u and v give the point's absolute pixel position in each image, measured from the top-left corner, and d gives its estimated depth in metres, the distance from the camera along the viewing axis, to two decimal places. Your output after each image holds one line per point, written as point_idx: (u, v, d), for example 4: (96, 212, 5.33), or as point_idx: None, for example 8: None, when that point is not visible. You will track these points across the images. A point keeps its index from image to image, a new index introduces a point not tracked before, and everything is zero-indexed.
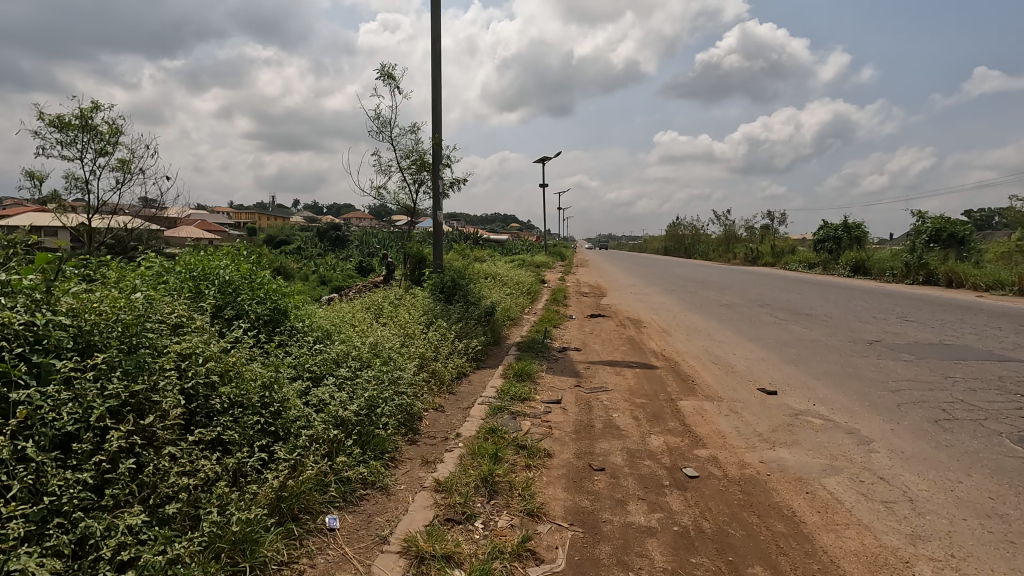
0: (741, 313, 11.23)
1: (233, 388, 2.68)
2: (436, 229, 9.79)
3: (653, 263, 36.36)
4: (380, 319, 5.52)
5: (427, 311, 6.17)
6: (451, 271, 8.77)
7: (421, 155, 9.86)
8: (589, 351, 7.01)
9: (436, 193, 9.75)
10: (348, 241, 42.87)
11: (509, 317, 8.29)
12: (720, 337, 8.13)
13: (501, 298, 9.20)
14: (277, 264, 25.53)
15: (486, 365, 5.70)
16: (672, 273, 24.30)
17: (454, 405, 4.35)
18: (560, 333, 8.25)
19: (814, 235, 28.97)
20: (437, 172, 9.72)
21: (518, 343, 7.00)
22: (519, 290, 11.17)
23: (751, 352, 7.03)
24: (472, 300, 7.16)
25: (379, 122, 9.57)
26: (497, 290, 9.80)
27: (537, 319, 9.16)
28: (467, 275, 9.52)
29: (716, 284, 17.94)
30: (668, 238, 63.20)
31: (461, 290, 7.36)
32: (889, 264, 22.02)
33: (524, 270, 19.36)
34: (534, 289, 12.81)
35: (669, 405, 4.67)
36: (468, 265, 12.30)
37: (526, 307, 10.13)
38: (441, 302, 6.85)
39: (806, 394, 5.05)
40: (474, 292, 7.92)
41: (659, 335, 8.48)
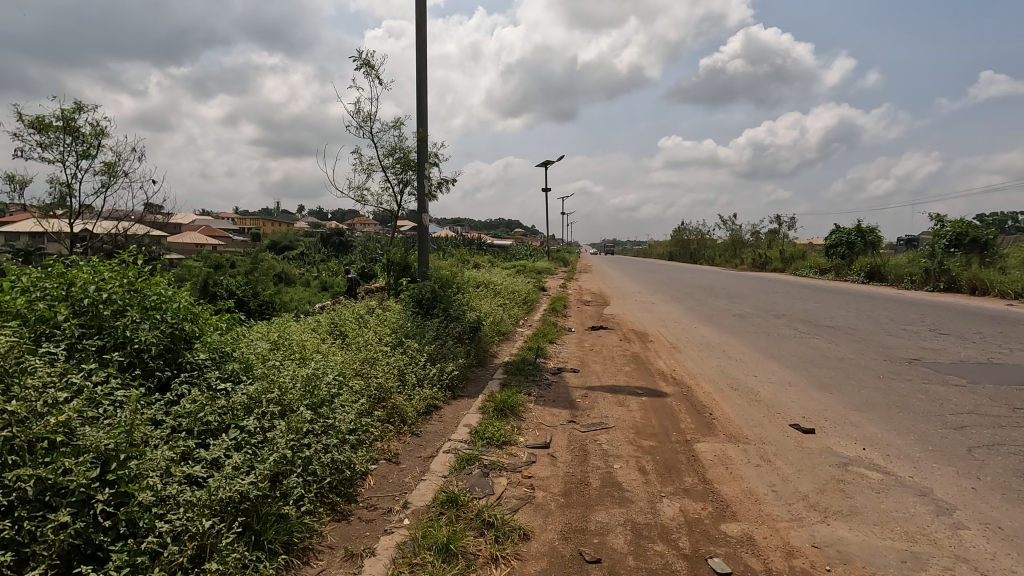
0: (757, 325, 10.29)
1: (44, 466, 1.84)
2: (422, 234, 8.93)
3: (658, 268, 35.43)
4: (337, 342, 4.66)
5: (397, 330, 5.31)
6: (436, 279, 7.90)
7: (405, 152, 9.02)
8: (587, 372, 6.10)
9: (421, 194, 8.90)
10: (350, 247, 42.21)
11: (498, 332, 7.40)
12: (737, 354, 7.21)
13: (492, 310, 8.31)
14: (277, 269, 24.80)
15: (463, 394, 4.81)
16: (679, 279, 23.37)
17: (411, 454, 3.46)
18: (556, 349, 7.34)
19: (826, 240, 27.99)
20: (422, 171, 8.86)
21: (506, 363, 6.10)
22: (514, 300, 10.26)
23: (774, 374, 6.10)
24: (454, 313, 6.28)
25: (359, 117, 8.76)
26: (488, 301, 8.90)
27: (532, 333, 8.26)
28: (455, 284, 8.64)
29: (726, 292, 16.98)
30: (673, 243, 62.27)
31: (443, 302, 6.48)
32: (907, 270, 21.06)
33: (524, 277, 18.50)
34: (531, 298, 11.89)
35: (684, 451, 3.75)
36: (460, 273, 11.42)
37: (521, 319, 9.23)
38: (417, 317, 5.98)
39: (851, 434, 4.11)
40: (459, 304, 7.04)
41: (667, 352, 7.56)
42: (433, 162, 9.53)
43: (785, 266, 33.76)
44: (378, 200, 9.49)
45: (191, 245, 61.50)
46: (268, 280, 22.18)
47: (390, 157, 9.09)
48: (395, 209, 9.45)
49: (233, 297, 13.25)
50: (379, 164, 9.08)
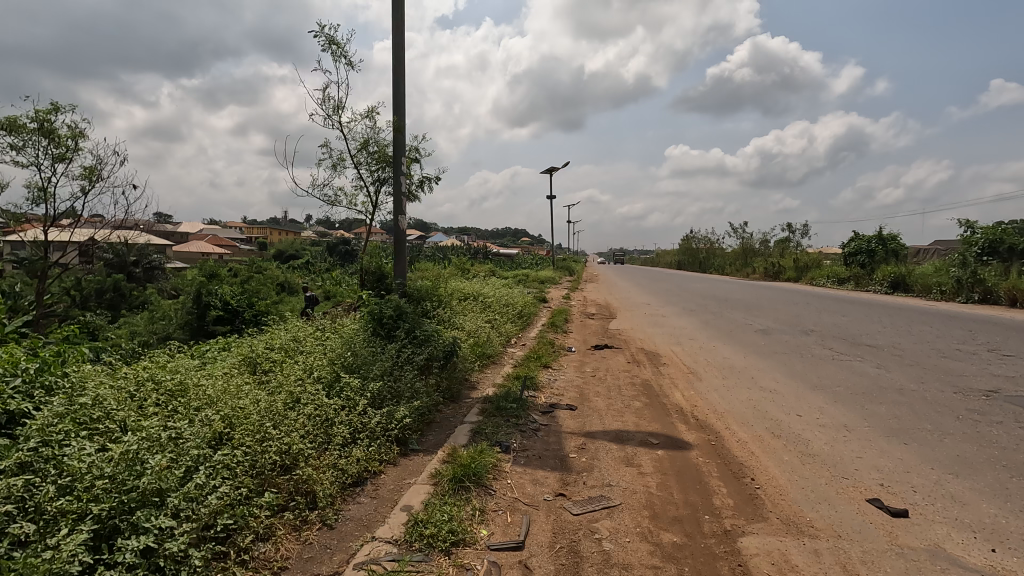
0: (785, 343, 9.00)
1: None
2: (399, 238, 7.75)
3: (667, 277, 34.12)
4: (251, 379, 3.55)
5: (340, 360, 4.15)
6: (409, 295, 6.68)
7: (380, 144, 7.86)
8: (586, 410, 4.86)
9: (397, 192, 7.73)
10: (355, 255, 41.29)
11: (480, 357, 6.15)
12: (771, 383, 5.95)
13: (476, 329, 7.07)
14: (282, 278, 23.80)
15: (418, 449, 3.60)
16: (691, 289, 22.04)
17: (303, 568, 2.25)
18: (551, 376, 6.11)
19: (844, 248, 26.65)
20: (398, 166, 7.69)
21: (485, 397, 4.86)
22: (506, 315, 8.99)
23: (821, 412, 4.84)
24: (421, 332, 5.06)
25: (326, 104, 7.60)
26: (474, 318, 7.63)
27: (524, 355, 7.02)
28: (432, 298, 7.41)
29: (743, 304, 15.68)
30: (682, 252, 60.90)
31: (408, 320, 5.26)
32: (936, 280, 19.70)
33: (525, 288, 17.30)
34: (528, 312, 10.60)
35: (724, 554, 2.52)
36: (448, 283, 10.22)
37: (513, 337, 7.98)
38: (372, 342, 4.79)
39: (964, 521, 2.85)
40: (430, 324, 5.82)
41: (684, 379, 6.29)
42: (413, 157, 8.39)
43: (800, 276, 32.39)
44: (350, 201, 8.32)
45: (194, 254, 60.90)
46: (269, 287, 21.21)
47: (363, 151, 7.95)
48: (370, 210, 8.28)
49: (227, 308, 12.15)
50: (350, 158, 7.93)
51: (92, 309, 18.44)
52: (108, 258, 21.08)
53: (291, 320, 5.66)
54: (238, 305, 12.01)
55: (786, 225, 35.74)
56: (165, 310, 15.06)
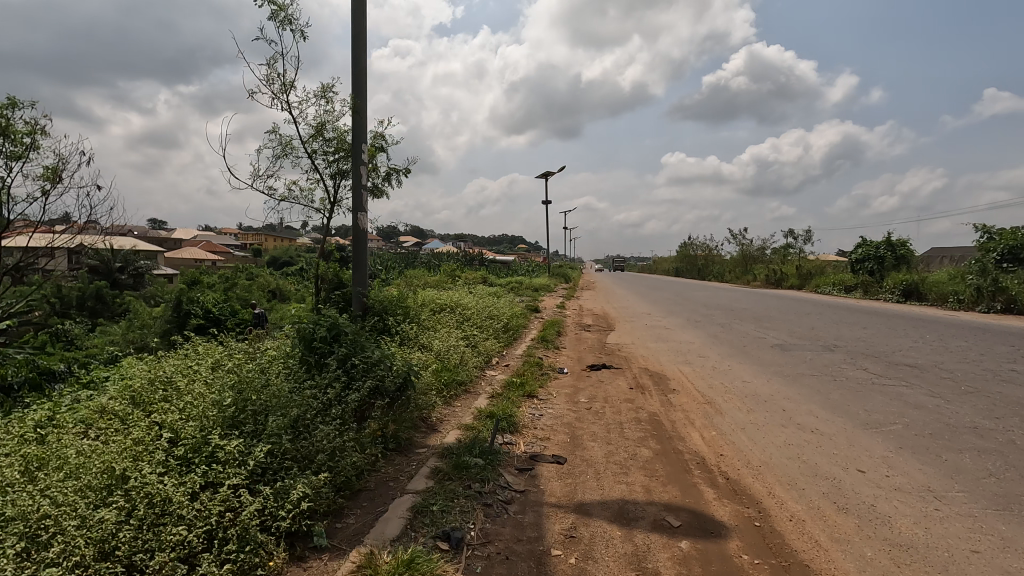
0: (810, 362, 7.83)
1: None
2: (359, 239, 6.55)
3: (666, 285, 33.03)
4: (75, 451, 2.41)
5: (232, 404, 2.96)
6: (360, 310, 5.40)
7: (337, 130, 6.67)
8: (580, 465, 3.64)
9: (356, 186, 6.55)
10: None
11: (443, 389, 4.93)
12: (810, 421, 4.77)
13: (444, 351, 5.84)
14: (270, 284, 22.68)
15: (323, 550, 2.37)
16: (692, 298, 20.94)
17: None
18: (535, 410, 4.90)
19: (850, 254, 25.61)
20: (356, 156, 6.51)
21: (444, 448, 3.64)
22: (488, 330, 7.76)
23: (889, 469, 3.65)
24: (360, 359, 3.84)
25: (270, 81, 6.38)
26: (446, 335, 6.42)
27: (505, 381, 5.81)
28: (391, 313, 6.19)
29: (751, 315, 14.54)
30: (680, 258, 59.87)
31: (347, 342, 4.02)
32: (952, 288, 18.60)
33: (516, 297, 16.12)
34: (516, 325, 9.37)
35: None
36: (424, 294, 9.02)
37: (495, 357, 6.77)
38: (295, 379, 3.62)
39: None
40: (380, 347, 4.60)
41: (702, 413, 5.09)
42: (379, 146, 7.22)
43: (803, 283, 31.28)
44: (305, 197, 7.14)
45: (185, 261, 59.49)
46: (256, 292, 20.11)
47: (318, 138, 6.77)
48: (328, 208, 7.11)
49: (209, 315, 10.63)
50: (303, 146, 6.75)
51: (70, 317, 17.14)
52: (79, 263, 19.76)
53: (211, 345, 4.49)
54: (211, 308, 10.50)
55: (787, 231, 34.78)
56: (130, 325, 13.79)
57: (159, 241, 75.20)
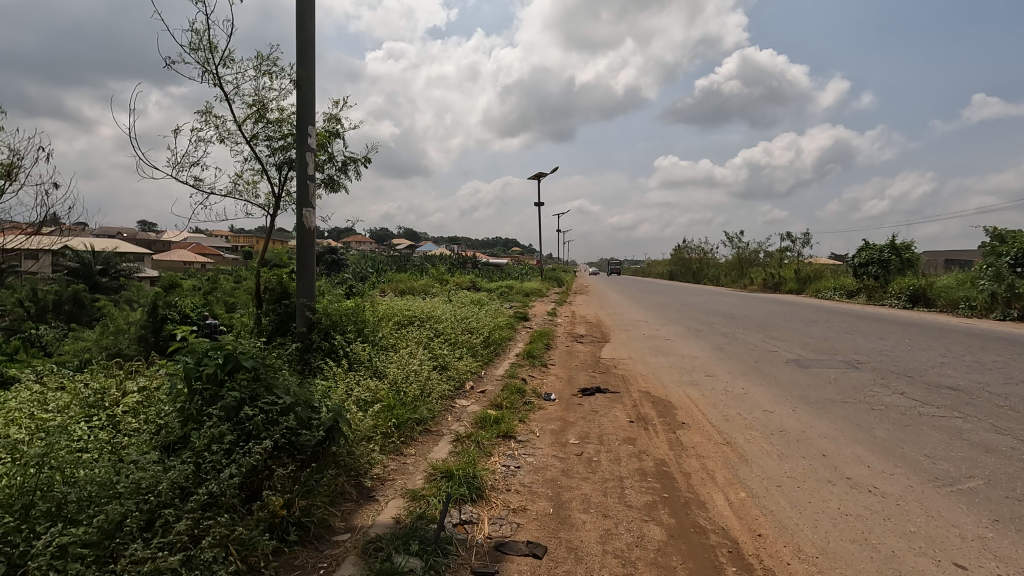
0: (835, 382, 6.81)
1: None
2: (305, 240, 5.43)
3: (662, 289, 32.03)
4: None
5: (14, 509, 1.98)
6: (309, 331, 4.91)
7: (279, 111, 5.57)
8: (565, 561, 2.56)
9: (301, 178, 5.47)
10: (336, 265, 38.81)
11: (389, 434, 3.83)
12: (864, 476, 3.70)
13: (402, 378, 4.75)
14: None
15: None
16: (691, 304, 19.90)
17: None
18: (510, 459, 3.82)
19: (853, 258, 24.71)
20: (300, 142, 5.40)
21: (372, 538, 2.55)
22: (464, 348, 6.67)
23: (999, 566, 2.60)
24: (251, 410, 2.72)
25: (196, 48, 5.24)
26: (408, 355, 5.33)
27: (478, 415, 4.72)
28: (332, 335, 5.14)
29: (755, 323, 13.54)
30: (675, 262, 59.03)
31: (242, 384, 2.87)
32: (963, 294, 17.73)
33: (505, 304, 15.01)
34: (499, 338, 8.27)
35: None
36: (392, 304, 7.90)
37: (469, 382, 5.68)
38: (157, 450, 2.56)
39: None
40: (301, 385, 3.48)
41: (723, 462, 4.03)
42: (332, 131, 6.13)
43: (802, 287, 30.45)
44: (245, 191, 6.04)
45: (171, 263, 58.01)
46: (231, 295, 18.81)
47: (258, 120, 5.66)
48: (272, 204, 6.03)
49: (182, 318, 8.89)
50: (239, 130, 5.64)
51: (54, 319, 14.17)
52: (43, 265, 18.51)
53: (84, 384, 3.43)
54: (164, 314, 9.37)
55: (785, 234, 33.92)
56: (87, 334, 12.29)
57: (146, 242, 73.61)
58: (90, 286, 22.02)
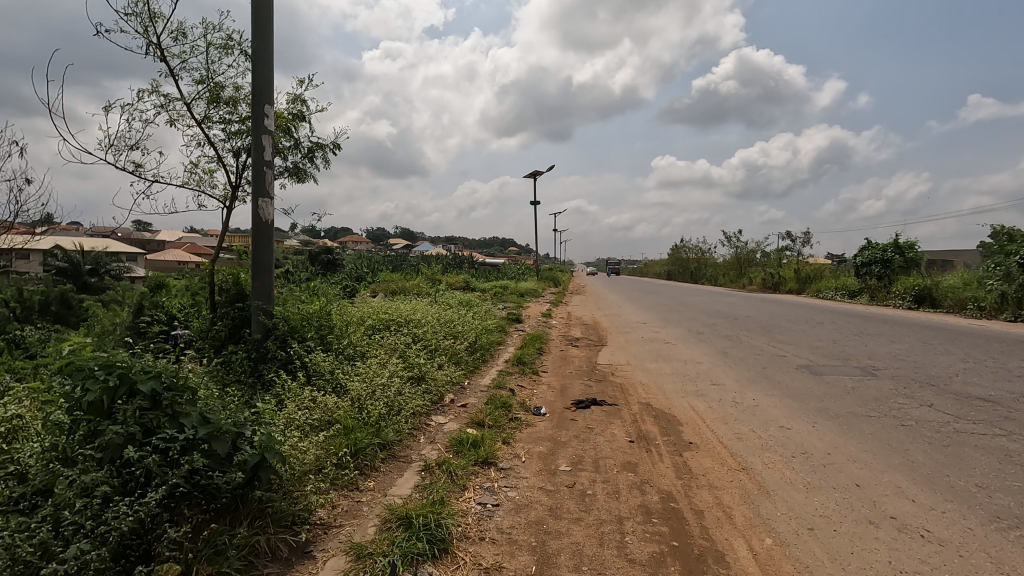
0: (853, 391, 6.20)
1: None
2: (261, 233, 4.77)
3: (660, 289, 31.48)
4: None
5: None
6: (266, 332, 4.47)
7: (233, 90, 4.95)
8: None
9: (257, 164, 4.82)
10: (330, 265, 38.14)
11: (342, 466, 3.21)
12: (912, 516, 3.09)
13: (366, 391, 4.11)
14: None
15: None
16: (691, 304, 19.30)
17: None
18: (487, 495, 3.19)
19: (855, 257, 24.18)
20: (255, 124, 4.78)
21: None
22: (446, 356, 6.04)
23: None
24: (134, 452, 2.08)
25: (136, 17, 4.62)
26: (377, 365, 4.69)
27: (455, 436, 4.09)
28: (289, 344, 4.50)
29: (759, 325, 12.95)
30: (672, 261, 58.50)
31: (130, 415, 2.21)
32: (971, 294, 17.18)
33: (498, 306, 14.40)
34: (487, 342, 7.64)
35: None
36: (370, 306, 7.25)
37: (448, 396, 5.06)
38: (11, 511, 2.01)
39: None
40: (227, 408, 2.85)
41: (741, 495, 3.41)
42: (297, 114, 5.49)
43: (802, 288, 29.91)
44: (199, 180, 5.42)
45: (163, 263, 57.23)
46: None
47: (211, 100, 5.03)
48: (230, 195, 5.41)
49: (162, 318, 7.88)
50: (190, 111, 5.02)
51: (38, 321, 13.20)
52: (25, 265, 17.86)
53: None
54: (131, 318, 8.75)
55: (785, 233, 33.39)
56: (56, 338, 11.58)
57: (139, 242, 72.79)
58: (77, 286, 21.35)
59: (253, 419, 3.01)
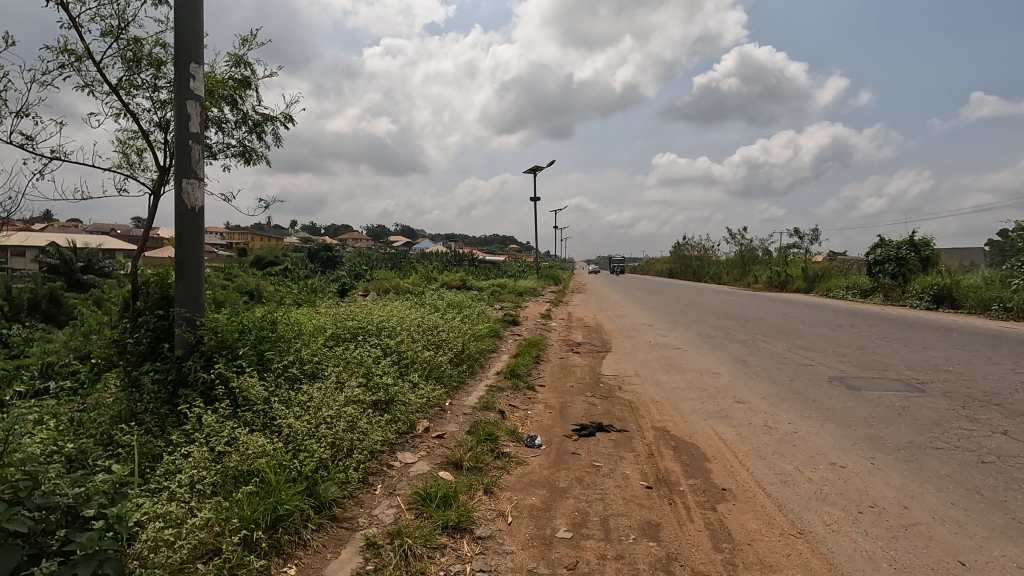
0: (905, 413, 5.25)
1: None
2: (183, 221, 3.82)
3: (662, 287, 30.59)
4: None
5: None
6: (190, 347, 3.65)
7: (154, 47, 4.00)
8: None
9: (181, 137, 3.87)
10: (331, 261, 37.16)
11: (248, 547, 2.28)
12: None
13: (307, 425, 3.20)
14: None
15: None
16: (698, 305, 18.39)
17: None
18: None
19: (868, 255, 23.22)
20: (178, 88, 3.82)
21: None
22: (424, 373, 5.11)
23: None
24: None
25: None
26: (330, 387, 3.77)
27: (421, 486, 3.15)
28: (214, 363, 3.57)
29: (774, 329, 12.02)
30: (675, 259, 57.54)
31: None
32: (995, 294, 16.23)
33: (495, 307, 13.48)
34: (477, 351, 6.71)
35: None
36: (340, 310, 6.30)
37: (421, 424, 4.15)
38: None
39: None
40: (59, 479, 1.95)
41: None
42: (242, 80, 4.54)
43: (810, 286, 28.95)
44: (123, 160, 4.49)
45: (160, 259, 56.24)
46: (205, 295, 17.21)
47: (129, 61, 4.09)
48: (160, 179, 4.47)
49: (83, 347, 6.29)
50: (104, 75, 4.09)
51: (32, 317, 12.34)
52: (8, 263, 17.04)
53: None
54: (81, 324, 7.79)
55: (792, 231, 32.43)
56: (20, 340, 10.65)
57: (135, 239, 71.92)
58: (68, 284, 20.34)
59: (112, 484, 2.10)
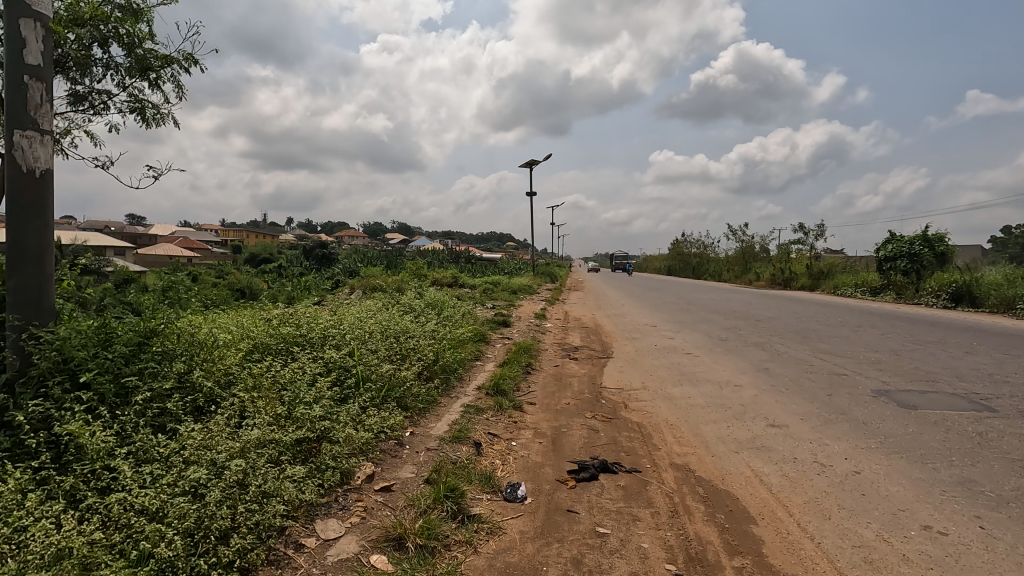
0: (988, 443, 4.16)
1: None
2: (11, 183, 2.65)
3: (662, 285, 29.49)
4: None
5: None
6: (21, 371, 2.59)
7: None
8: None
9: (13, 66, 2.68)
10: (322, 256, 36.06)
11: None
12: None
13: (155, 498, 2.10)
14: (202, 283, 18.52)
15: None
16: (703, 303, 17.30)
17: None
18: None
19: (879, 250, 22.20)
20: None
21: None
22: (379, 396, 4.00)
23: None
24: None
25: None
26: (222, 427, 2.67)
27: None
28: (43, 397, 2.44)
29: (791, 330, 10.94)
30: (674, 256, 56.53)
31: None
32: (1019, 292, 15.21)
33: (485, 307, 12.38)
34: (455, 361, 5.60)
35: None
36: (285, 310, 5.15)
37: (361, 471, 3.04)
38: None
39: None
40: None
41: None
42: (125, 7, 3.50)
43: (816, 284, 27.93)
44: None
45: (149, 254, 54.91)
46: None
47: None
48: None
49: None
50: None
51: None
52: None
53: None
54: None
55: (797, 227, 31.41)
56: None
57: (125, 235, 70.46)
58: None
59: None
